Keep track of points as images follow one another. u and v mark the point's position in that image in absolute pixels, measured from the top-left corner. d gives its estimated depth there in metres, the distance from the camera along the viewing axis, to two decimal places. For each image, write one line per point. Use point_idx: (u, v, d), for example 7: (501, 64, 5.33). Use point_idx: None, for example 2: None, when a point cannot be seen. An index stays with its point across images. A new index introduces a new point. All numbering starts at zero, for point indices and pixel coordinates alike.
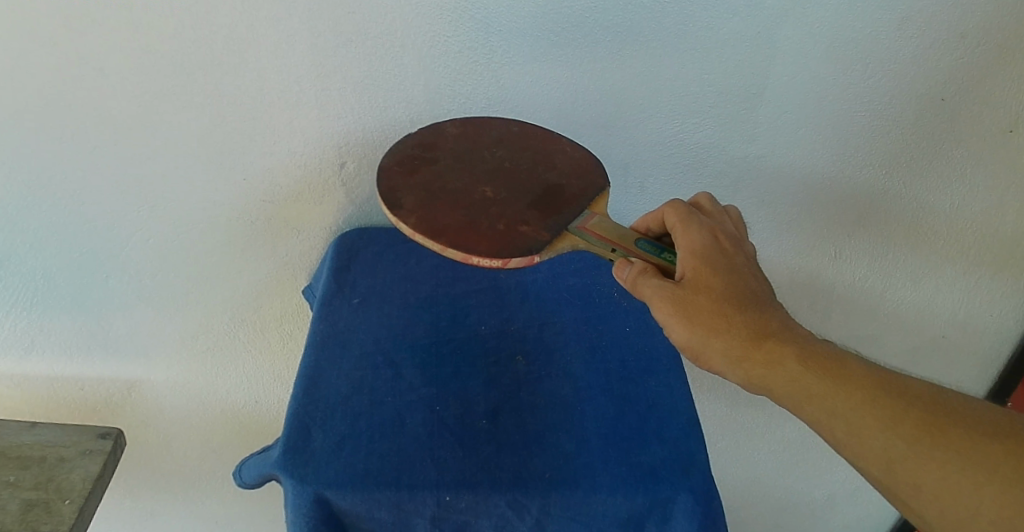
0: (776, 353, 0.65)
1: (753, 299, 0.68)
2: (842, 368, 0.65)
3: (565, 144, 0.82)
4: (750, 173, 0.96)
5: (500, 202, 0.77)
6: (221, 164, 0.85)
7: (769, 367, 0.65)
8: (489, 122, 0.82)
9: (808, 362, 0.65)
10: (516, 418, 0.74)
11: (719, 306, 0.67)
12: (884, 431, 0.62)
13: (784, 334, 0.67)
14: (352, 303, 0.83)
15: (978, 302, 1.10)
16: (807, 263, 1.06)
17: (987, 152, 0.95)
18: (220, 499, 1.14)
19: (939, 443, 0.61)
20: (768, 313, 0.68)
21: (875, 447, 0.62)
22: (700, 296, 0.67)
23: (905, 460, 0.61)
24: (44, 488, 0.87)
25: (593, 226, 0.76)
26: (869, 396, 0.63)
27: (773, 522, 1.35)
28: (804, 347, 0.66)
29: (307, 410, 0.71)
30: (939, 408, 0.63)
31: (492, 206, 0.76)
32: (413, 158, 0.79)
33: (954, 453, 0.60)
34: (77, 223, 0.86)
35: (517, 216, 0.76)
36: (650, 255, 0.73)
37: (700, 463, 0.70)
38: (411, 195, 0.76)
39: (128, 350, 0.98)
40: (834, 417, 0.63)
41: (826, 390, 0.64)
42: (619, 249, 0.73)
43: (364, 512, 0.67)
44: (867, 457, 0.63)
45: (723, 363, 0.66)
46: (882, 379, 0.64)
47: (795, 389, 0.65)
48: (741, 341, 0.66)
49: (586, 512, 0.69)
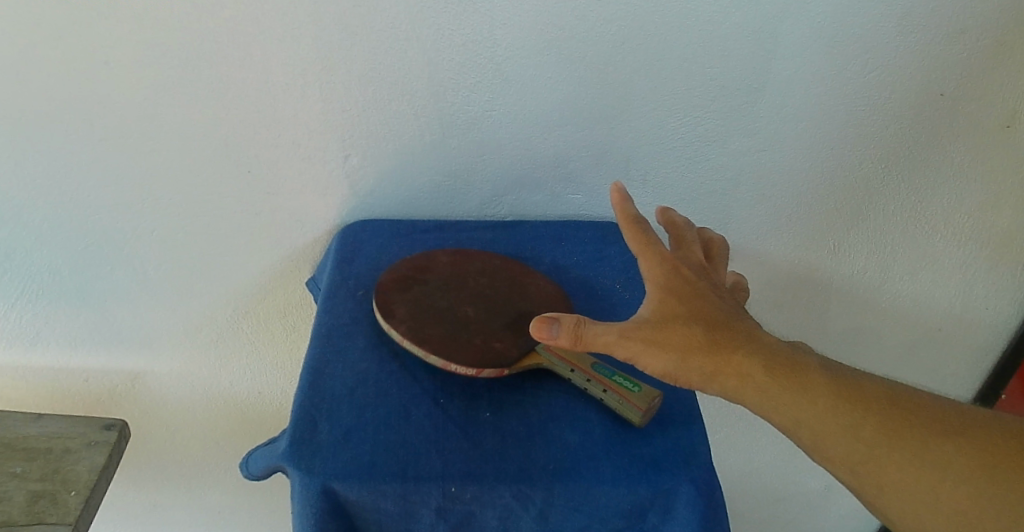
0: (744, 366, 0.65)
1: (719, 317, 0.68)
2: (805, 376, 0.65)
3: (542, 280, 0.83)
4: (751, 167, 0.97)
5: (479, 321, 0.77)
6: (227, 159, 0.86)
7: (740, 382, 0.65)
8: (475, 256, 0.85)
9: (775, 374, 0.65)
10: (520, 410, 0.74)
11: (688, 328, 0.66)
12: (847, 438, 0.63)
13: (749, 346, 0.66)
14: (356, 294, 0.83)
15: (974, 295, 1.10)
16: (808, 256, 1.06)
17: (985, 146, 0.96)
18: (225, 492, 1.15)
19: (897, 444, 0.63)
20: (731, 326, 0.68)
21: (841, 454, 0.64)
22: (668, 325, 0.66)
23: (865, 463, 0.63)
24: (50, 480, 0.87)
25: (561, 345, 0.77)
26: (833, 402, 0.64)
27: (771, 511, 1.36)
28: (770, 358, 0.65)
29: (314, 401, 0.72)
30: (898, 409, 0.64)
31: (475, 318, 0.77)
32: (406, 278, 0.81)
33: (913, 453, 0.63)
34: (81, 215, 0.87)
35: (500, 323, 0.77)
36: (607, 377, 0.74)
37: (702, 455, 0.71)
38: (403, 306, 0.77)
39: (132, 342, 0.98)
40: (801, 426, 0.64)
41: (792, 403, 0.64)
42: (578, 370, 0.75)
43: (371, 504, 0.68)
44: (834, 460, 0.64)
45: (697, 382, 0.66)
46: (843, 383, 0.65)
47: (764, 401, 0.65)
48: (710, 359, 0.65)
49: (589, 503, 0.69)
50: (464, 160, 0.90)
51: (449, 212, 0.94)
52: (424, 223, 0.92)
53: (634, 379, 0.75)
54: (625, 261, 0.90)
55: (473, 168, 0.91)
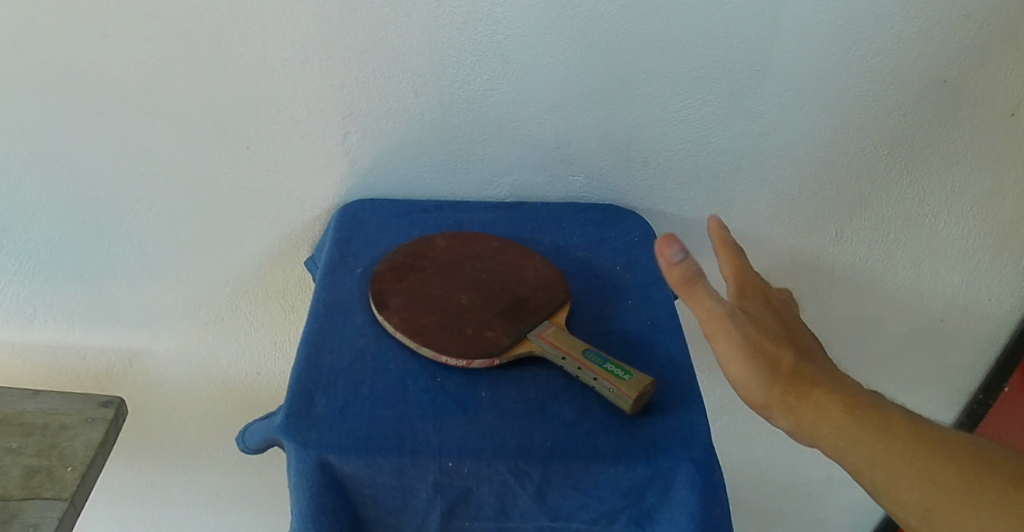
0: (821, 399, 0.62)
1: (804, 352, 0.66)
2: (886, 417, 0.60)
3: (536, 260, 0.83)
4: (753, 152, 0.96)
5: (472, 309, 0.77)
6: (225, 134, 0.85)
7: (815, 413, 0.61)
8: (474, 237, 0.85)
9: (854, 410, 0.61)
10: (518, 386, 0.73)
11: (773, 351, 0.64)
12: (923, 480, 0.57)
13: (831, 382, 0.63)
14: (355, 272, 0.82)
15: (975, 286, 1.10)
16: (809, 242, 1.06)
17: (989, 135, 0.96)
18: (223, 475, 1.15)
19: (985, 492, 0.55)
20: (818, 365, 0.65)
21: (915, 499, 0.57)
22: (758, 337, 0.65)
23: (944, 511, 0.56)
24: (47, 455, 0.87)
25: (551, 334, 0.75)
26: (912, 444, 0.59)
27: (771, 501, 1.36)
28: (850, 396, 0.62)
29: (310, 375, 0.71)
30: (991, 460, 0.57)
31: (469, 305, 0.77)
32: (403, 266, 0.81)
33: (1006, 508, 0.54)
34: (78, 189, 0.87)
35: (492, 310, 0.77)
36: (598, 364, 0.72)
37: (702, 433, 0.70)
38: (399, 295, 0.78)
39: (131, 320, 0.98)
40: (874, 465, 0.59)
41: (867, 438, 0.59)
42: (569, 358, 0.73)
43: (367, 478, 0.67)
44: (909, 506, 0.57)
45: (771, 409, 0.63)
46: (928, 429, 0.60)
47: (839, 434, 0.60)
48: (791, 386, 0.63)
49: (587, 480, 0.69)
50: (465, 140, 0.90)
51: (450, 192, 0.94)
52: (424, 203, 0.91)
53: (626, 368, 0.72)
54: (625, 244, 0.89)
55: (474, 148, 0.91)
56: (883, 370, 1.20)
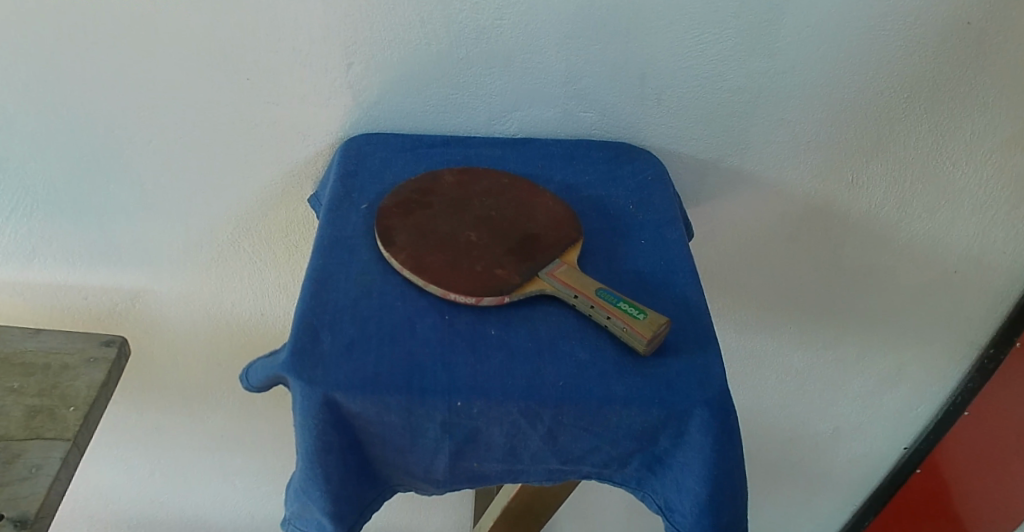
0: None
1: None
2: None
3: (547, 198, 0.81)
4: (769, 92, 0.92)
5: (481, 247, 0.75)
6: (224, 65, 0.83)
7: None
8: (482, 174, 0.82)
9: None
10: (528, 326, 0.71)
11: None
12: None
13: None
14: (360, 208, 0.79)
15: (993, 235, 1.08)
16: (824, 189, 1.02)
17: (1011, 78, 0.93)
18: (228, 415, 1.15)
19: None
20: None
21: None
22: None
23: None
24: (49, 395, 0.86)
25: (563, 273, 0.73)
26: None
27: (779, 452, 1.35)
28: None
29: (316, 311, 0.69)
30: None
31: (478, 244, 0.75)
32: (410, 201, 0.78)
33: None
34: (74, 124, 0.85)
35: (502, 249, 0.75)
36: (611, 302, 0.70)
37: (717, 376, 0.68)
38: (405, 231, 0.75)
39: (131, 258, 0.98)
40: None
41: None
42: (581, 296, 0.71)
43: (374, 417, 0.65)
44: None
45: None
46: None
47: None
48: None
49: (600, 422, 0.67)
50: (473, 73, 0.87)
51: (457, 128, 0.91)
52: (430, 138, 0.89)
53: (640, 307, 0.70)
54: (638, 183, 0.87)
55: (482, 81, 0.87)
56: (894, 320, 1.18)
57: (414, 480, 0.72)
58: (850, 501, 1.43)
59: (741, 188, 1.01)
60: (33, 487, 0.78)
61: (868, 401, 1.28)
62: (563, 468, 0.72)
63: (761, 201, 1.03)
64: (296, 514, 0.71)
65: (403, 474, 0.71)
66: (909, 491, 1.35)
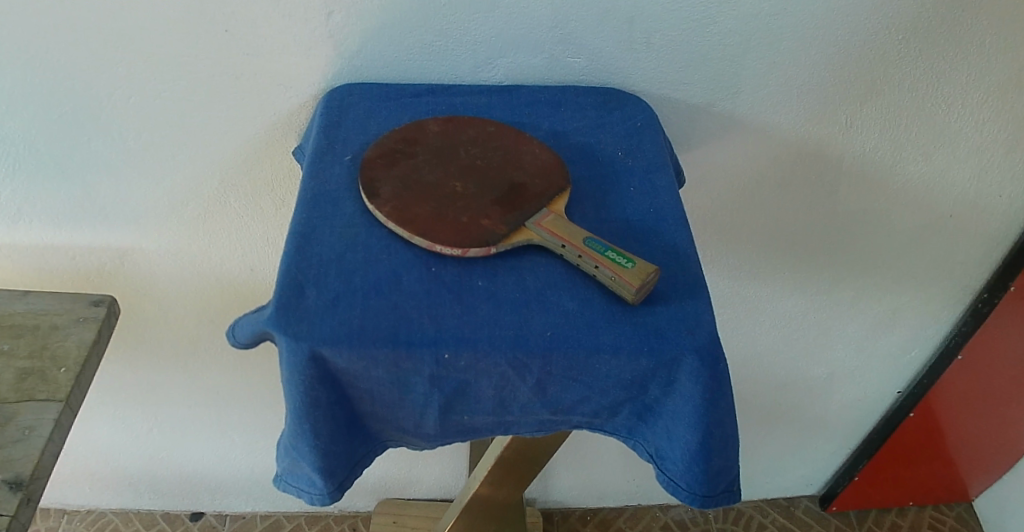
0: None
1: None
2: None
3: (533, 146, 0.79)
4: (761, 34, 0.90)
5: (466, 197, 0.74)
6: (201, 16, 0.80)
7: None
8: (468, 123, 0.81)
9: None
10: (516, 276, 0.70)
11: None
12: None
13: None
14: (344, 159, 0.78)
15: (990, 177, 1.06)
16: (818, 133, 1.00)
17: (1010, 16, 0.91)
18: (224, 371, 1.16)
19: None
20: None
21: None
22: None
23: None
24: (39, 357, 0.86)
25: (550, 222, 0.72)
26: None
27: (774, 397, 1.36)
28: None
29: (300, 266, 0.68)
30: None
31: (463, 196, 0.74)
32: (394, 152, 0.77)
33: None
34: (50, 82, 0.84)
35: (487, 201, 0.74)
36: (599, 251, 0.69)
37: (707, 323, 0.67)
38: (389, 183, 0.74)
39: (117, 217, 0.97)
40: None
41: None
42: (569, 246, 0.70)
43: (361, 372, 0.65)
44: None
45: None
46: None
47: None
48: None
49: (589, 372, 0.67)
50: (456, 19, 0.84)
51: (442, 76, 0.89)
52: (414, 87, 0.87)
53: (628, 255, 0.69)
54: (626, 129, 0.85)
55: (466, 27, 0.85)
56: (889, 265, 1.17)
57: (404, 434, 0.72)
58: (845, 444, 1.44)
59: (733, 132, 0.99)
60: (27, 448, 0.79)
61: (863, 344, 1.28)
62: (553, 419, 0.72)
63: (754, 146, 1.01)
64: (287, 470, 0.72)
65: (393, 429, 0.72)
66: (902, 434, 1.36)
